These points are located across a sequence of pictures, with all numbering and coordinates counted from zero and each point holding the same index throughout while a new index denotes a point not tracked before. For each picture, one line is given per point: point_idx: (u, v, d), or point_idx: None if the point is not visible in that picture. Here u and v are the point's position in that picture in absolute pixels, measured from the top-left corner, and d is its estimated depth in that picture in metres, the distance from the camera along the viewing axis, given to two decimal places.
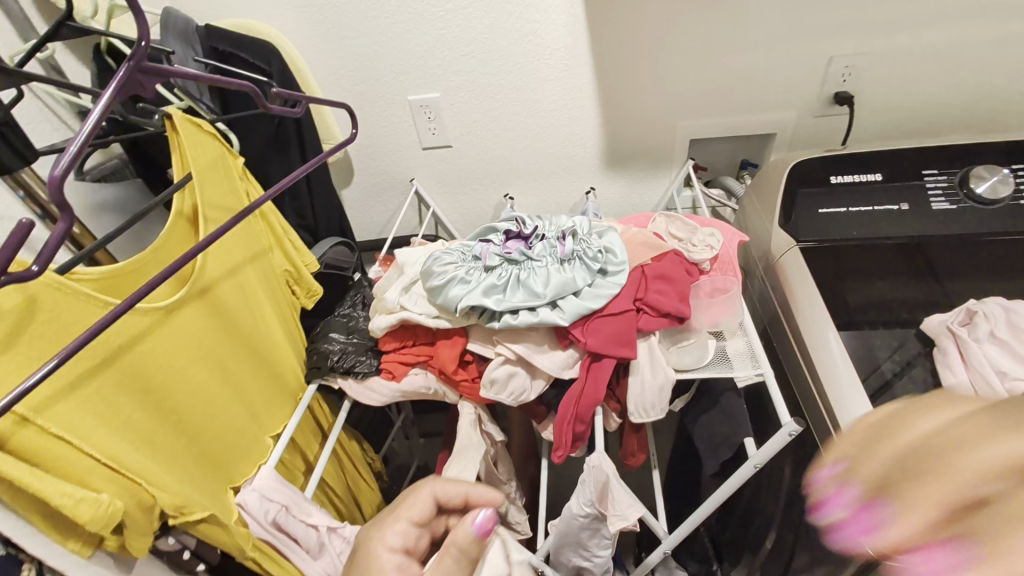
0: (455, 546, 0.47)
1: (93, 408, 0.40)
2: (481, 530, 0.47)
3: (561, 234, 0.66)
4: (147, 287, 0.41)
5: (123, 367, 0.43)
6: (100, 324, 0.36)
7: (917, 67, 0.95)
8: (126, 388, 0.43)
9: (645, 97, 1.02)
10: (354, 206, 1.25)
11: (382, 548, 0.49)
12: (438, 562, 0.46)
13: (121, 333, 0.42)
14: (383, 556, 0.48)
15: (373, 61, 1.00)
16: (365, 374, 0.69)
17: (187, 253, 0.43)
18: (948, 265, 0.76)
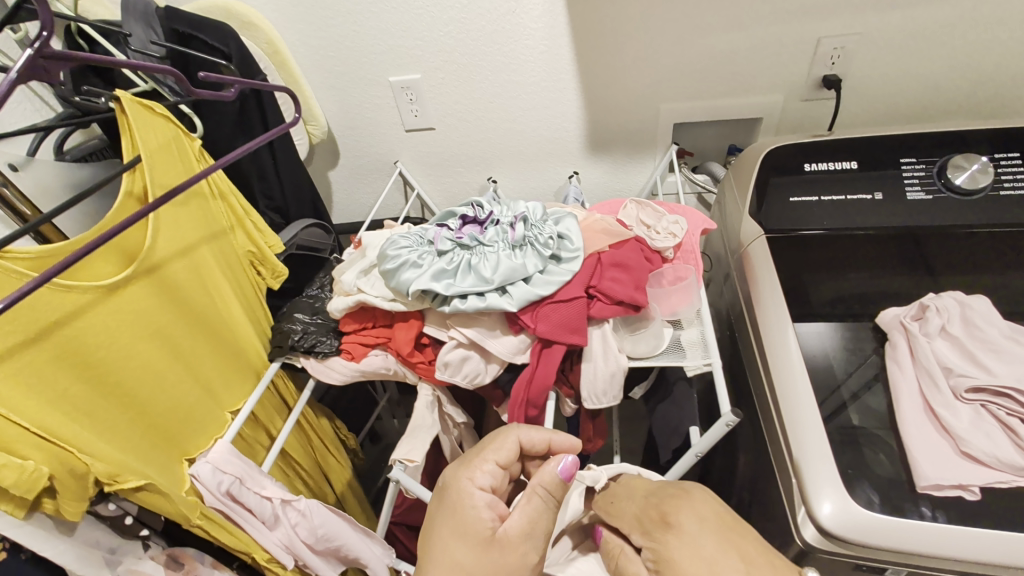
0: (544, 487, 0.52)
1: (24, 380, 0.43)
2: (565, 474, 0.52)
3: (514, 220, 0.67)
4: (71, 259, 0.41)
5: (58, 342, 0.46)
6: (26, 287, 0.38)
7: (913, 49, 0.90)
8: (60, 363, 0.46)
9: (628, 79, 0.99)
10: (341, 187, 1.26)
11: (474, 493, 0.52)
12: (527, 501, 0.51)
13: (53, 310, 0.45)
14: (475, 495, 0.52)
15: (354, 41, 0.97)
16: (325, 354, 0.70)
17: (113, 231, 0.45)
18: (945, 260, 0.73)
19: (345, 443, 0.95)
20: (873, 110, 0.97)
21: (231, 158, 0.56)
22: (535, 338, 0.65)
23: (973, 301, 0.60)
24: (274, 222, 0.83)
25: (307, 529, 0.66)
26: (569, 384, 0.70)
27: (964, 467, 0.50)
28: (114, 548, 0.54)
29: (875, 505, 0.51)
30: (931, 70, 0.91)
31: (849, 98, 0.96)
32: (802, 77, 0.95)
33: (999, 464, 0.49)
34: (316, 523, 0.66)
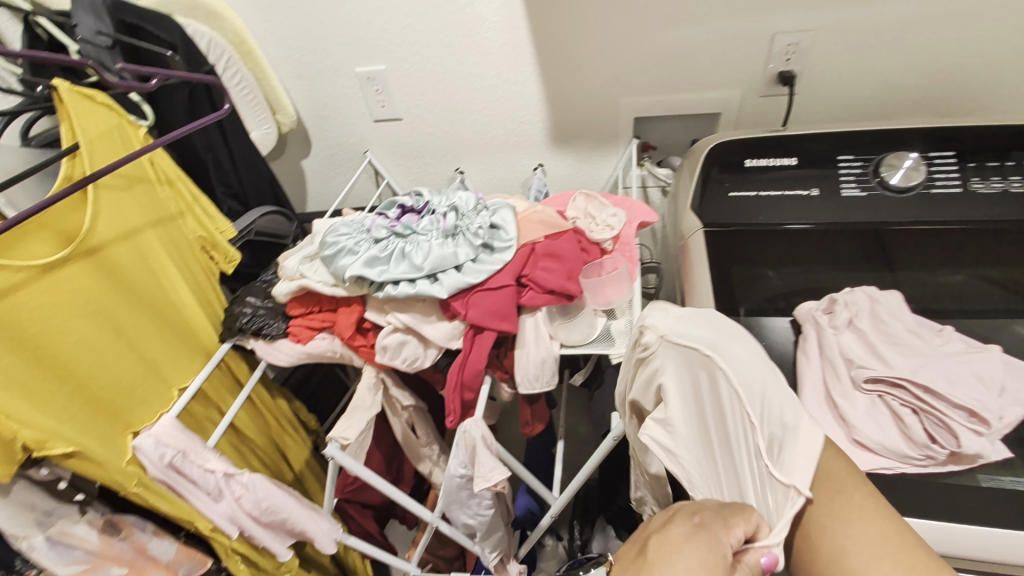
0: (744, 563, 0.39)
1: None
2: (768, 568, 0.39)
3: (446, 210, 0.71)
4: None
5: None
6: None
7: (871, 46, 0.89)
8: None
9: (587, 73, 0.99)
10: (314, 175, 1.27)
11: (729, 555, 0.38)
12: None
13: None
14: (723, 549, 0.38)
15: (318, 32, 0.99)
16: (273, 336, 0.73)
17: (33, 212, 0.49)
18: (905, 255, 0.75)
19: (306, 424, 0.99)
20: (831, 106, 0.98)
21: (178, 135, 0.64)
22: (468, 325, 0.68)
23: (884, 296, 0.63)
24: (232, 208, 0.86)
25: (251, 502, 0.66)
26: (503, 369, 0.73)
27: (854, 453, 0.54)
28: (49, 511, 0.58)
29: None
30: (888, 68, 0.91)
31: (808, 94, 0.96)
32: (759, 73, 0.95)
33: (885, 451, 0.53)
34: (259, 496, 0.66)
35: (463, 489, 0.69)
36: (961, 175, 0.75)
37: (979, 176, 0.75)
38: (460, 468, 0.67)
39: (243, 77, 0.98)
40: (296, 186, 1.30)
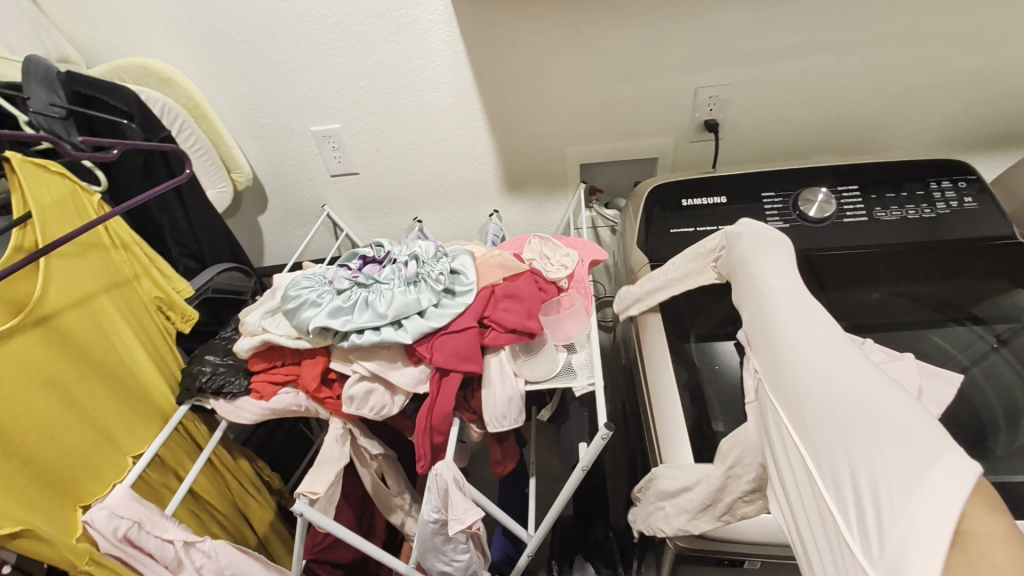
0: None
1: None
2: None
3: (407, 259, 0.74)
4: None
5: None
6: None
7: (781, 98, 1.00)
8: None
9: (534, 127, 1.06)
10: (272, 230, 1.27)
11: None
12: None
13: None
14: None
15: (273, 95, 1.02)
16: (234, 393, 0.72)
17: None
18: (833, 277, 0.82)
19: (269, 483, 0.95)
20: (754, 148, 1.09)
21: (136, 203, 0.65)
22: (433, 368, 0.69)
23: None
24: (188, 267, 0.85)
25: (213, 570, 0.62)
26: (471, 410, 0.74)
27: None
28: None
29: None
30: (799, 114, 1.03)
31: (733, 138, 1.07)
32: (688, 121, 1.04)
33: None
34: (222, 564, 0.63)
35: (437, 535, 0.68)
36: (865, 206, 0.86)
37: (881, 206, 0.86)
38: (433, 514, 0.65)
39: (198, 139, 1.00)
40: (253, 241, 1.29)
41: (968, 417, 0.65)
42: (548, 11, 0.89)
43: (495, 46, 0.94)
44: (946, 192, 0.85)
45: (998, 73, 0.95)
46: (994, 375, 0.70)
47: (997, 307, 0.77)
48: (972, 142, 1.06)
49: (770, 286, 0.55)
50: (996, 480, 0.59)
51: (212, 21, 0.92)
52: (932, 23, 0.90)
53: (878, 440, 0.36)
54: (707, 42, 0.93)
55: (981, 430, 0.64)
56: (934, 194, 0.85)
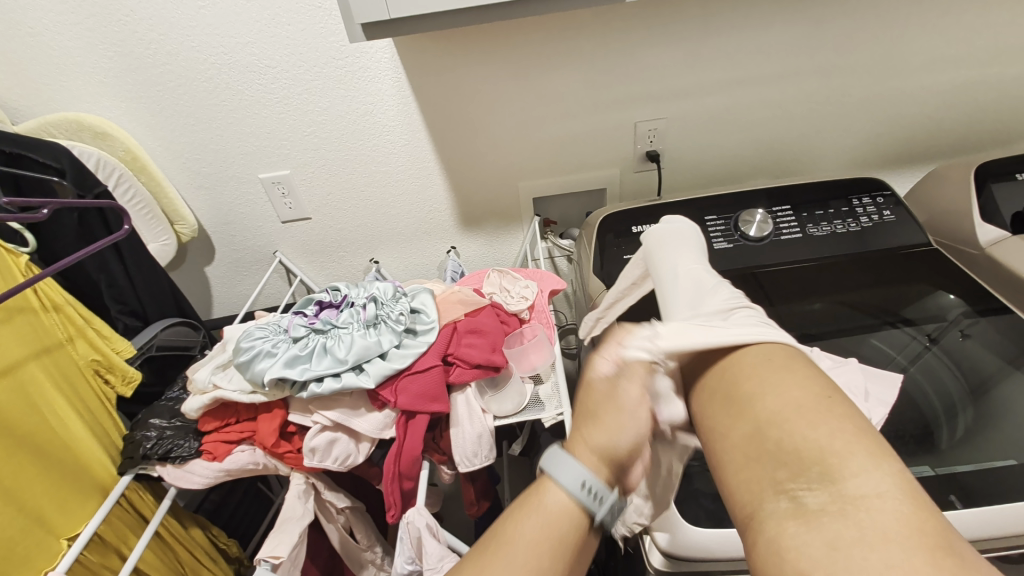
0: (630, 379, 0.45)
1: None
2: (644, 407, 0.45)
3: (365, 301, 0.72)
4: None
5: None
6: None
7: (713, 128, 1.08)
8: None
9: (485, 165, 1.09)
10: (221, 280, 1.23)
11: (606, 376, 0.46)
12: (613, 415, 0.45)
13: None
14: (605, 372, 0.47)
15: (218, 145, 1.00)
16: (183, 457, 0.67)
17: None
18: (777, 291, 0.87)
19: (226, 552, 0.88)
20: (693, 175, 1.15)
21: (71, 261, 0.62)
22: (399, 412, 0.67)
23: None
24: (128, 325, 0.80)
25: None
26: (441, 451, 0.73)
27: None
28: None
29: (702, 520, 0.58)
30: (731, 143, 1.10)
31: (673, 167, 1.13)
32: (631, 153, 1.10)
33: None
34: None
35: None
36: (799, 223, 0.93)
37: (812, 223, 0.93)
38: (407, 565, 0.63)
39: (138, 192, 0.96)
40: (200, 293, 1.24)
41: (913, 415, 0.69)
42: (492, 56, 0.93)
43: (442, 91, 0.97)
44: (867, 208, 0.93)
45: (898, 99, 1.06)
46: (931, 372, 0.75)
47: (925, 308, 0.84)
48: (884, 161, 1.17)
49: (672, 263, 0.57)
50: (945, 472, 0.62)
51: (151, 74, 0.90)
52: (837, 58, 1.00)
53: (770, 427, 0.35)
54: (642, 81, 0.99)
55: (926, 425, 0.68)
56: (856, 210, 0.93)
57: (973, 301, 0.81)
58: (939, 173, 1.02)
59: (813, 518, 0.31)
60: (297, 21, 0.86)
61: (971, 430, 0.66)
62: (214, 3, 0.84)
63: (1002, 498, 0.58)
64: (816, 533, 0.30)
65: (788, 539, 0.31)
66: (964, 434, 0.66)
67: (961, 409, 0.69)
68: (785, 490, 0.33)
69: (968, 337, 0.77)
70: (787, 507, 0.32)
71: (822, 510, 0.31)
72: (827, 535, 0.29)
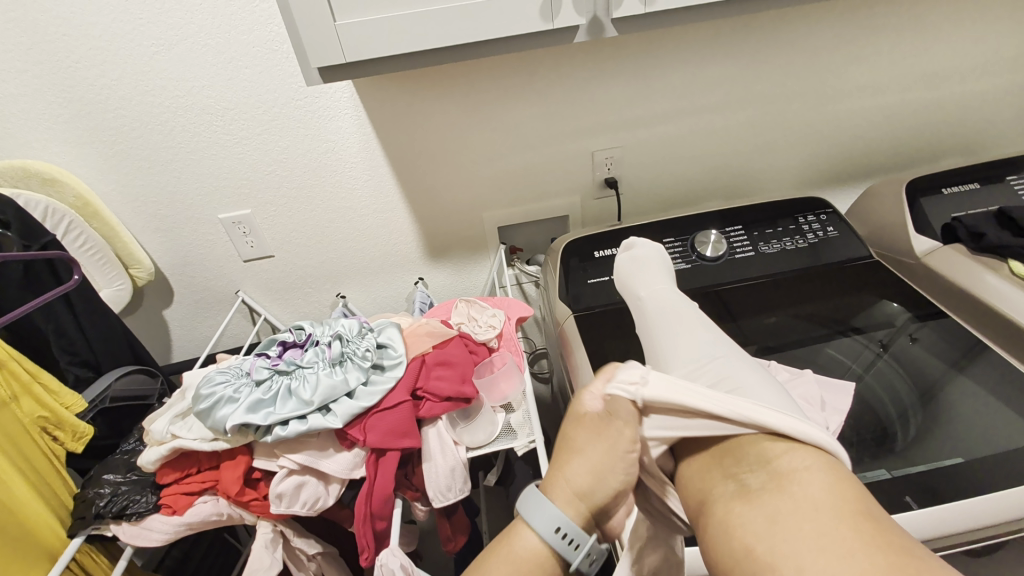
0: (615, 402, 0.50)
1: None
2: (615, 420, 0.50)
3: (330, 339, 0.72)
4: None
5: None
6: None
7: (666, 156, 1.13)
8: None
9: (450, 197, 1.10)
10: (179, 323, 1.19)
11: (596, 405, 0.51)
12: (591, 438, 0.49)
13: None
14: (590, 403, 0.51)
15: (175, 187, 0.98)
16: (140, 513, 0.64)
17: None
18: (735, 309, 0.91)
19: None
20: (651, 200, 1.20)
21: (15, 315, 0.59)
22: (369, 451, 0.66)
23: None
24: (79, 377, 0.76)
25: None
26: (413, 487, 0.71)
27: None
28: None
29: None
30: (683, 168, 1.16)
31: (631, 192, 1.17)
32: (590, 180, 1.14)
33: None
34: None
35: None
36: (751, 242, 0.98)
37: (763, 241, 0.98)
38: None
39: (90, 238, 0.93)
40: (158, 338, 1.19)
41: (870, 419, 0.73)
42: (450, 93, 0.96)
43: (403, 127, 0.98)
44: (812, 225, 0.99)
45: (832, 123, 1.14)
46: (883, 378, 0.79)
47: (873, 317, 0.88)
48: (825, 180, 1.24)
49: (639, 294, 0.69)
50: (901, 473, 0.64)
51: (104, 118, 0.89)
52: (773, 88, 1.07)
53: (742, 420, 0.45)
54: (596, 113, 1.04)
55: (883, 429, 0.71)
56: (803, 227, 0.99)
57: (914, 308, 0.86)
58: (875, 190, 1.09)
59: (755, 500, 0.39)
60: (254, 64, 0.87)
61: (922, 431, 0.70)
62: (169, 49, 0.84)
63: (953, 494, 0.61)
64: (757, 512, 0.38)
65: (735, 525, 0.39)
66: (917, 435, 0.70)
67: (912, 412, 0.73)
68: (731, 473, 0.42)
69: (916, 342, 0.82)
70: (734, 489, 0.41)
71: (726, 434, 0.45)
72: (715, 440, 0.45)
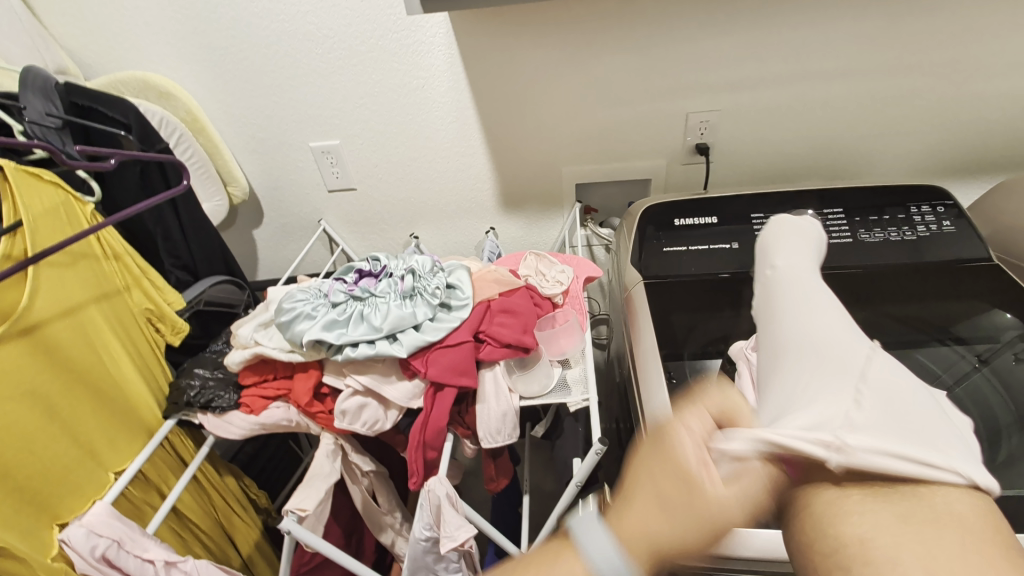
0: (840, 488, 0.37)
1: None
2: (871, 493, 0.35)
3: (403, 273, 0.74)
4: None
5: None
6: None
7: (769, 127, 1.02)
8: None
9: (529, 147, 1.08)
10: (267, 244, 1.27)
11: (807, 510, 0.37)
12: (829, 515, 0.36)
13: None
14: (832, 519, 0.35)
15: (273, 111, 1.03)
16: (223, 408, 0.70)
17: None
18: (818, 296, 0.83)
19: (256, 502, 0.92)
20: (743, 174, 1.10)
21: (130, 212, 0.65)
22: (428, 383, 0.68)
23: None
24: (180, 279, 0.85)
25: None
26: (465, 425, 0.73)
27: None
28: None
29: None
30: (786, 141, 1.04)
31: (723, 162, 1.08)
32: (679, 144, 1.06)
33: None
34: None
35: (428, 554, 0.66)
36: (850, 228, 0.86)
37: (865, 228, 0.85)
38: (425, 530, 0.64)
39: (196, 152, 1.00)
40: (247, 255, 1.28)
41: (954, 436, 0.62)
42: (542, 33, 0.91)
43: (489, 67, 0.96)
44: (925, 217, 0.85)
45: (975, 105, 0.97)
46: (976, 394, 0.67)
47: (978, 326, 0.74)
48: (948, 171, 1.07)
49: (775, 266, 0.61)
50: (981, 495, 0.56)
51: (214, 38, 0.93)
52: (907, 58, 0.92)
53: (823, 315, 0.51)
54: (693, 70, 0.95)
55: None
56: (914, 219, 0.85)
57: None
58: (1006, 186, 0.90)
59: (866, 492, 0.35)
60: None
61: (1016, 456, 0.59)
62: None
63: None
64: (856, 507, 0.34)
65: (826, 521, 0.34)
66: (1007, 460, 0.59)
67: (1007, 432, 0.62)
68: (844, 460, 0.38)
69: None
70: (819, 485, 0.37)
71: (891, 485, 0.35)
72: (895, 510, 0.33)
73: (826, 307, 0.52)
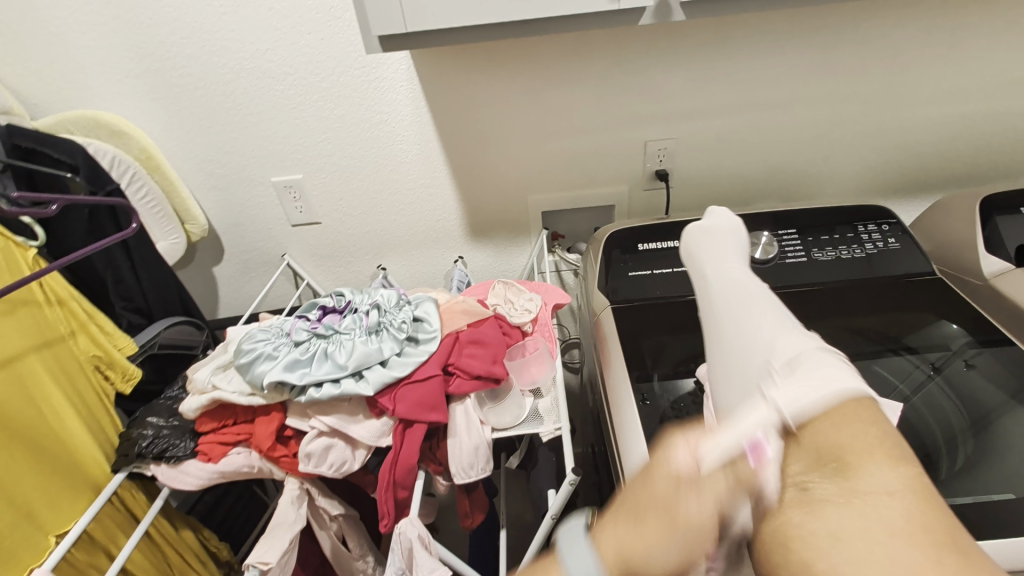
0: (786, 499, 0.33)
1: None
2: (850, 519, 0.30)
3: (368, 308, 0.73)
4: None
5: None
6: None
7: (723, 153, 1.07)
8: None
9: (495, 178, 1.09)
10: (228, 281, 1.23)
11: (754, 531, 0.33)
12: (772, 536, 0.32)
13: None
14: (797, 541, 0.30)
15: (234, 147, 1.01)
16: (179, 457, 0.67)
17: None
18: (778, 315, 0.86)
19: (217, 555, 0.87)
20: (702, 198, 1.14)
21: (77, 256, 0.63)
22: (397, 421, 0.66)
23: None
24: (133, 322, 0.81)
25: None
26: (437, 461, 0.71)
27: None
28: None
29: None
30: (740, 167, 1.09)
31: (682, 187, 1.12)
32: (639, 171, 1.09)
33: None
34: None
35: None
36: (804, 247, 0.89)
37: (817, 247, 0.89)
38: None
39: (151, 191, 0.97)
40: (207, 294, 1.24)
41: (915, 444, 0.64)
42: (501, 68, 0.94)
43: (451, 102, 0.97)
44: (872, 235, 0.89)
45: (909, 129, 1.04)
46: (932, 401, 0.70)
47: (929, 337, 0.77)
48: (891, 190, 1.13)
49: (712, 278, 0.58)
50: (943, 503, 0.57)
51: (169, 76, 0.92)
52: (844, 88, 0.98)
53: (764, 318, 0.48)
54: (649, 101, 0.99)
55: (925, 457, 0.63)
56: (862, 237, 0.89)
57: (977, 331, 0.75)
58: (942, 203, 0.95)
59: (819, 509, 0.30)
60: (315, 29, 0.88)
61: (971, 462, 0.62)
62: (235, 10, 0.86)
63: (996, 532, 0.54)
64: (822, 526, 0.29)
65: (795, 541, 0.30)
66: (964, 466, 0.61)
67: (962, 439, 0.64)
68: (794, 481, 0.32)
69: (972, 368, 0.71)
70: (795, 497, 0.32)
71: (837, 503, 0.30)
72: (839, 528, 0.29)
73: (767, 309, 0.49)
